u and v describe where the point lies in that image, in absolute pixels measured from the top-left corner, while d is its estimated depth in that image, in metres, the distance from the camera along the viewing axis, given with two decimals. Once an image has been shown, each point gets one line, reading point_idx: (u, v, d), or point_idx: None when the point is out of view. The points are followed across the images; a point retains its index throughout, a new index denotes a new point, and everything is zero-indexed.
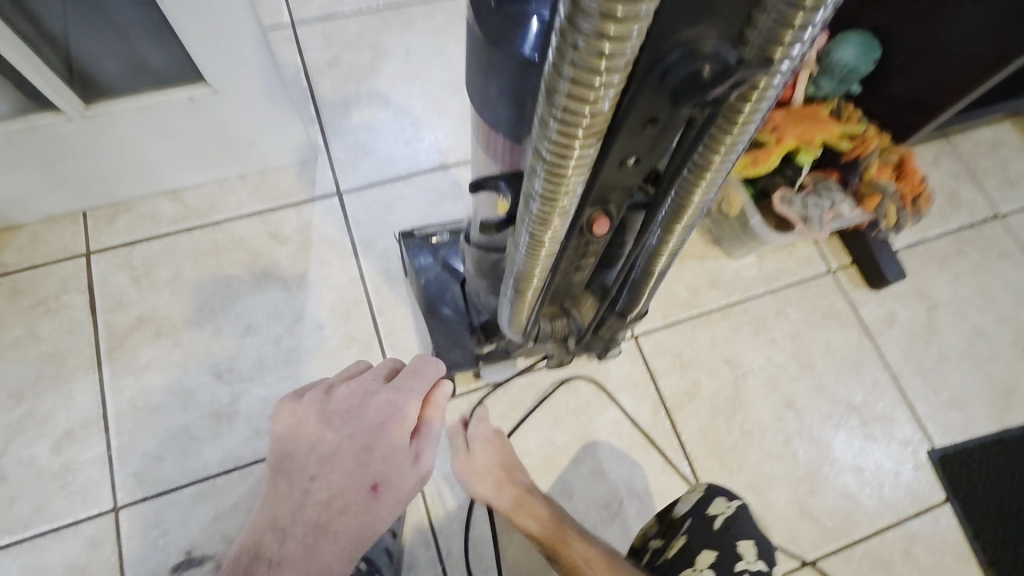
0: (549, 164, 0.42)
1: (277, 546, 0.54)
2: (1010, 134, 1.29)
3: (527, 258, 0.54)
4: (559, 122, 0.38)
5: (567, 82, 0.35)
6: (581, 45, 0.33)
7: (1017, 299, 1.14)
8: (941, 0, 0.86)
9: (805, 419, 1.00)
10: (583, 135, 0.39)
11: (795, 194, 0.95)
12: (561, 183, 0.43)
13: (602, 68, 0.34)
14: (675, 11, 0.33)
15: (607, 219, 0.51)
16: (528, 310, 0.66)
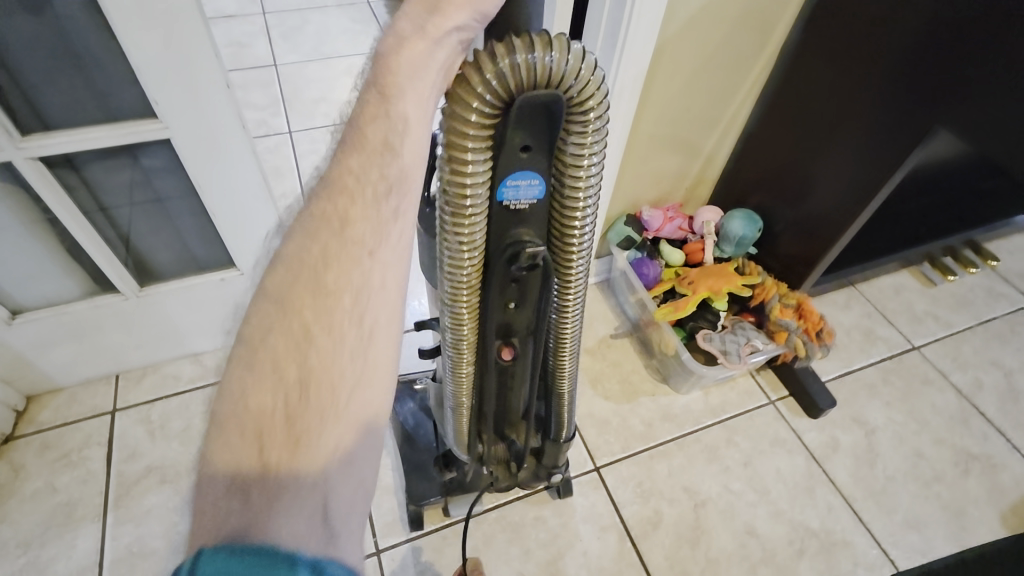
0: (450, 309, 0.60)
1: (259, 439, 0.30)
2: (909, 280, 1.53)
3: (454, 379, 0.68)
4: (449, 284, 0.57)
5: (449, 261, 0.55)
6: (450, 238, 0.53)
7: (948, 421, 1.25)
8: (798, 185, 1.14)
9: (767, 544, 1.05)
10: (466, 289, 0.58)
11: (716, 333, 1.14)
12: (460, 320, 0.61)
13: (464, 251, 0.53)
14: (502, 219, 0.53)
15: (511, 348, 0.66)
16: (468, 434, 0.76)
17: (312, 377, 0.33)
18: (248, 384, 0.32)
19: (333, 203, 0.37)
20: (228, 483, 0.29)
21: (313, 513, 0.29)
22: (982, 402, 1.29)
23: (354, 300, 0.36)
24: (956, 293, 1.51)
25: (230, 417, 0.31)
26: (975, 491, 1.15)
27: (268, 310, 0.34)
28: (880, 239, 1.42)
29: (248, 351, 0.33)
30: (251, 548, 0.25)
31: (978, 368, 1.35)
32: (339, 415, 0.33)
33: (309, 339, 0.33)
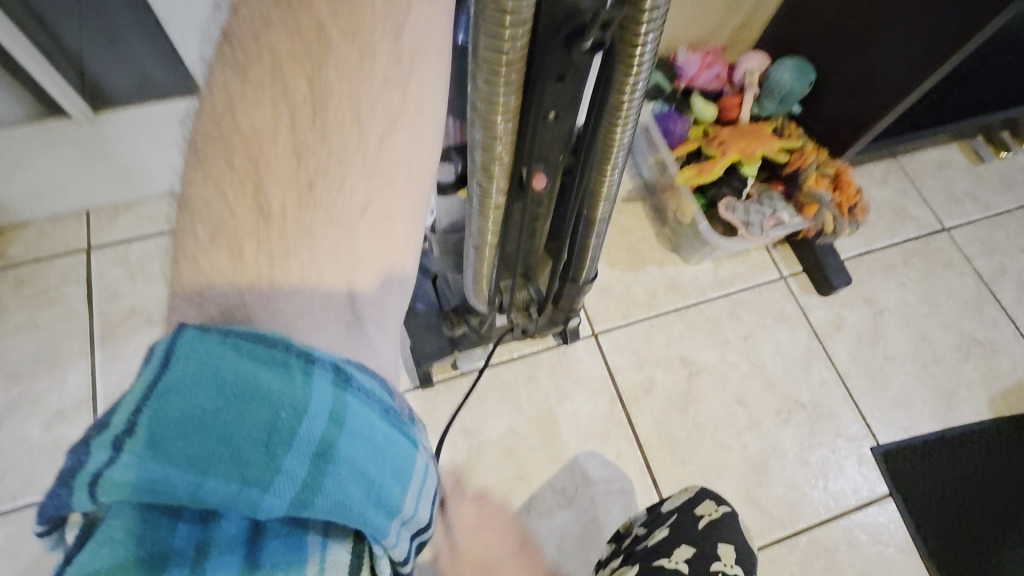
0: (482, 116, 0.45)
1: (255, 181, 0.27)
2: (956, 155, 1.38)
3: (478, 213, 0.57)
4: (484, 76, 0.42)
5: (485, 41, 0.39)
6: (488, 0, 0.37)
7: (961, 307, 1.21)
8: (864, 32, 0.96)
9: (755, 414, 1.06)
10: (505, 87, 0.42)
11: (739, 203, 1.03)
12: (494, 135, 0.47)
13: (506, 26, 0.38)
14: None
15: (546, 174, 0.53)
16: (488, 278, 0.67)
17: (327, 100, 0.28)
18: (238, 94, 0.27)
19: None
20: (217, 233, 0.27)
21: (332, 289, 0.29)
22: (1000, 289, 1.24)
23: (388, 4, 0.29)
24: (1003, 172, 1.37)
25: (219, 142, 0.27)
26: (970, 376, 1.15)
27: (267, 4, 0.28)
28: (940, 105, 1.25)
29: (237, 55, 0.27)
30: (246, 333, 0.25)
31: (1006, 254, 1.28)
32: (361, 161, 0.29)
33: (322, 56, 0.28)
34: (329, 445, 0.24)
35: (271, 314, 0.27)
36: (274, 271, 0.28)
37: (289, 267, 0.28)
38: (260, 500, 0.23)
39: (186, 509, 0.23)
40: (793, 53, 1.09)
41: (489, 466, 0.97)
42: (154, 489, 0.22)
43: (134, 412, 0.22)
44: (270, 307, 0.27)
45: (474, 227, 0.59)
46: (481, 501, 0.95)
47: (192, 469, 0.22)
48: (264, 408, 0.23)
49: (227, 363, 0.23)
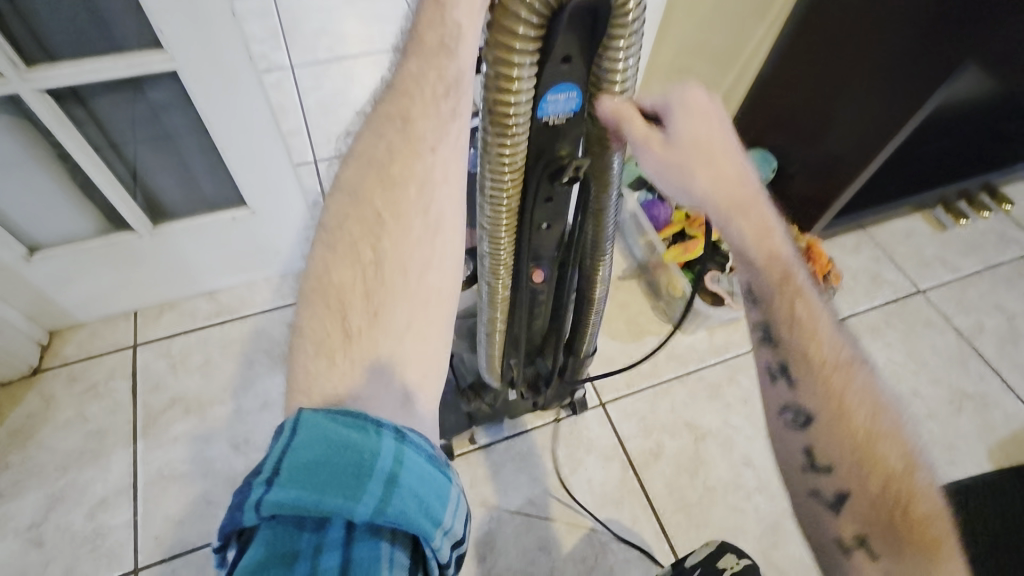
0: (489, 234, 0.54)
1: (342, 312, 0.37)
2: (920, 223, 1.52)
3: (489, 305, 0.64)
4: (490, 207, 0.51)
5: (489, 176, 0.49)
6: (487, 158, 0.47)
7: (946, 363, 1.28)
8: (816, 125, 1.12)
9: (762, 474, 1.10)
10: (506, 212, 0.52)
11: (723, 275, 1.15)
12: (499, 244, 0.55)
13: (506, 167, 0.47)
14: (539, 133, 0.47)
15: (543, 269, 0.62)
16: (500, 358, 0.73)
17: (385, 258, 0.38)
18: (331, 263, 0.38)
19: (394, 102, 0.40)
20: (318, 347, 0.36)
21: (393, 382, 0.36)
22: (981, 344, 1.32)
23: (419, 192, 0.40)
24: (966, 238, 1.50)
25: (320, 290, 0.37)
26: (966, 428, 1.19)
27: (343, 199, 0.39)
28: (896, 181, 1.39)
29: (328, 234, 0.38)
30: (341, 409, 0.32)
31: (981, 312, 1.37)
32: (409, 297, 0.38)
33: (379, 231, 0.38)
34: (399, 477, 0.31)
35: (354, 401, 0.34)
36: (355, 375, 0.35)
37: (363, 371, 0.36)
38: (357, 505, 0.29)
39: (308, 519, 0.29)
40: (759, 144, 1.26)
41: (509, 537, 1.00)
42: (293, 508, 0.29)
43: (272, 464, 0.30)
44: (350, 390, 0.34)
45: (486, 315, 0.66)
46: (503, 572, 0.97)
47: (314, 490, 0.29)
48: (355, 452, 0.30)
49: (331, 426, 0.31)
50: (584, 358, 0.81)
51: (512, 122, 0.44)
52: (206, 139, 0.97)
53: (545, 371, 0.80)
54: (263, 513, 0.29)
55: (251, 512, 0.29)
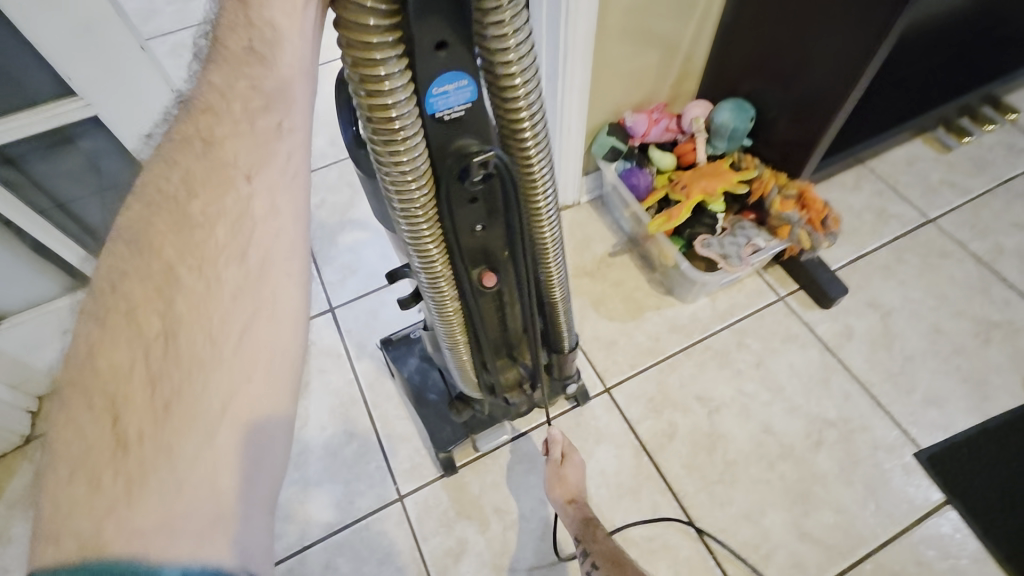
0: (414, 245, 0.49)
1: (115, 407, 0.28)
2: (921, 148, 1.42)
3: (442, 320, 0.60)
4: (404, 217, 0.46)
5: (393, 188, 0.44)
6: (386, 167, 0.42)
7: (967, 293, 1.20)
8: (788, 63, 1.04)
9: (784, 440, 1.04)
10: (425, 219, 0.47)
11: (714, 238, 1.07)
12: (429, 257, 0.51)
13: (408, 176, 0.43)
14: (438, 133, 0.43)
15: (494, 272, 0.55)
16: (476, 369, 0.70)
17: (179, 325, 0.30)
18: (97, 342, 0.30)
19: (195, 122, 0.35)
20: (76, 468, 0.27)
21: (198, 498, 0.28)
22: (1004, 267, 1.23)
23: (230, 232, 0.33)
24: (974, 155, 1.40)
25: (84, 382, 0.29)
26: (998, 359, 1.12)
27: (123, 252, 0.32)
28: (889, 108, 1.31)
29: (100, 303, 0.31)
30: (103, 560, 0.24)
31: (1000, 233, 1.28)
32: (219, 376, 0.31)
33: (171, 294, 0.31)
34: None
35: (127, 536, 0.26)
36: (132, 501, 0.27)
37: (150, 492, 0.27)
38: None
39: None
40: (733, 94, 1.17)
41: (527, 543, 0.96)
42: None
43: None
44: (122, 528, 0.26)
45: (444, 330, 0.62)
46: None
47: None
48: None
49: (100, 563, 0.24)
50: (569, 352, 0.74)
51: (398, 125, 0.40)
52: None
53: (528, 371, 0.73)
54: None
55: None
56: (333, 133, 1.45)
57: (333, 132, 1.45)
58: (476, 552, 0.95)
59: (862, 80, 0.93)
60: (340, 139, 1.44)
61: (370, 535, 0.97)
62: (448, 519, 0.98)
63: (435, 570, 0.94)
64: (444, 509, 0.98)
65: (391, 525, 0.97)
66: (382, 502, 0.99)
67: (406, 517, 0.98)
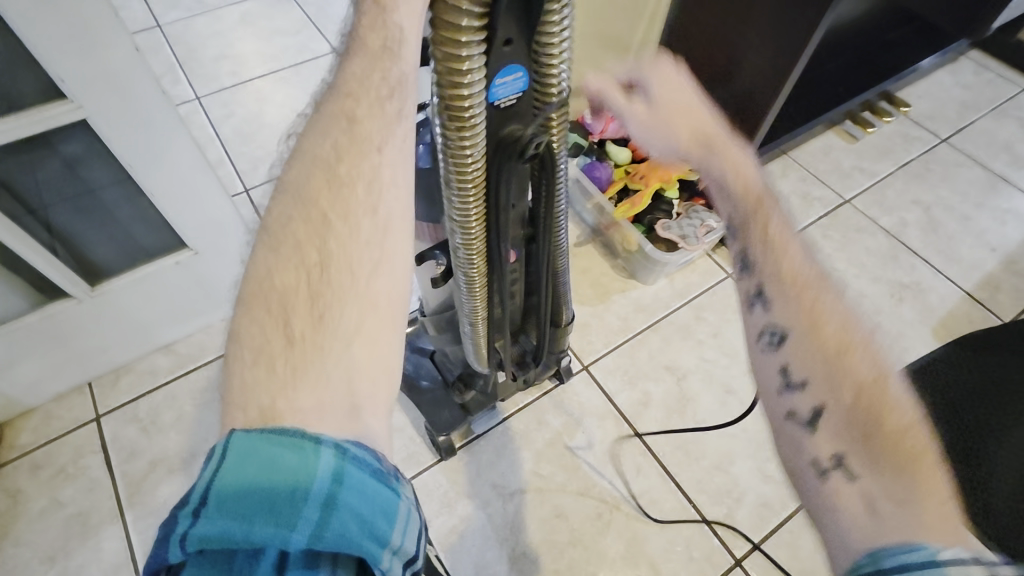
0: (460, 226, 0.55)
1: (284, 318, 0.31)
2: (834, 139, 1.62)
3: (469, 297, 0.66)
4: (458, 200, 0.52)
5: (454, 169, 0.50)
6: (451, 150, 0.48)
7: (881, 261, 1.39)
8: (728, 63, 1.17)
9: (744, 399, 1.17)
10: (474, 202, 0.53)
11: (673, 221, 1.20)
12: (472, 237, 0.57)
13: (469, 157, 0.48)
14: (494, 119, 0.49)
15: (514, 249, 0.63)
16: (488, 346, 0.76)
17: (331, 258, 0.33)
18: (273, 265, 0.32)
19: (339, 104, 0.36)
20: (258, 355, 0.30)
21: (339, 390, 0.31)
22: (907, 237, 1.43)
23: (367, 191, 0.35)
24: (876, 143, 1.62)
25: (259, 293, 0.31)
26: (910, 315, 1.30)
27: (286, 202, 0.33)
28: (807, 103, 1.48)
29: (268, 234, 0.33)
30: (277, 427, 0.28)
31: (902, 209, 1.49)
32: (358, 295, 0.33)
33: (325, 234, 0.33)
34: (338, 498, 0.27)
35: (295, 411, 0.29)
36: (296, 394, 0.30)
37: (302, 383, 0.30)
38: (288, 537, 0.26)
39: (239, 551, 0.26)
40: None
41: (524, 513, 1.02)
42: (220, 541, 0.26)
43: (202, 491, 0.26)
44: (294, 405, 0.29)
45: (468, 307, 0.67)
46: (527, 548, 0.99)
47: (243, 520, 0.26)
48: (288, 477, 0.27)
49: (266, 452, 0.27)
50: (564, 328, 0.83)
51: (469, 114, 0.45)
52: (131, 188, 0.92)
53: (530, 347, 0.82)
54: (190, 549, 0.26)
55: (175, 549, 0.26)
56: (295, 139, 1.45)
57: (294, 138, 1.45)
58: (478, 527, 1.00)
59: (791, 77, 1.07)
60: None
61: None
62: (449, 500, 1.02)
63: (441, 548, 0.98)
64: (444, 491, 1.03)
65: None
66: None
67: None
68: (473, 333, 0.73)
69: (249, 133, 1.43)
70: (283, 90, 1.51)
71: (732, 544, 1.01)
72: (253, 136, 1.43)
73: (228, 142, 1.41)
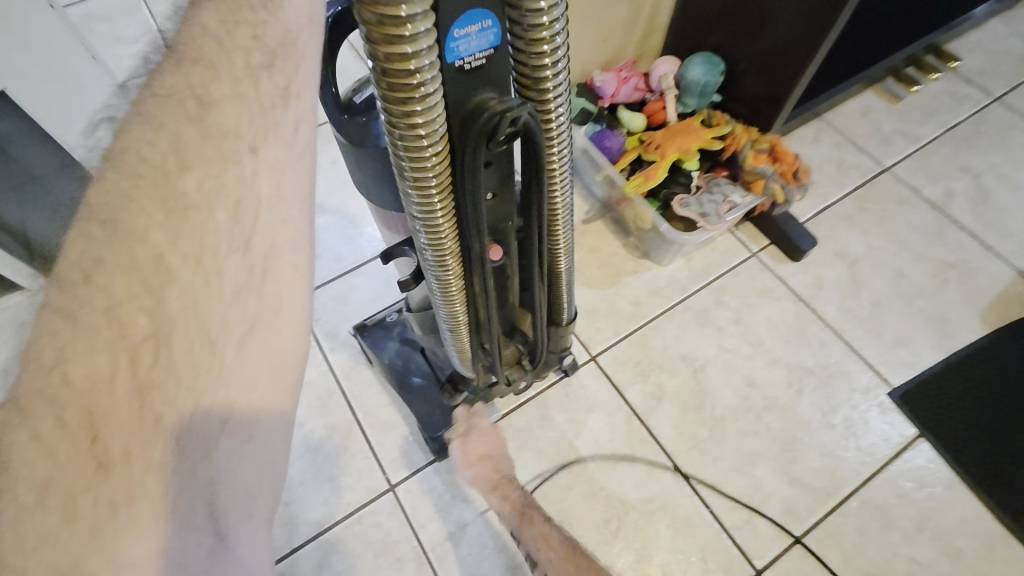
0: (423, 222, 0.44)
1: (91, 421, 0.25)
2: (873, 99, 1.45)
3: (445, 302, 0.55)
4: (416, 191, 0.42)
5: (406, 154, 0.39)
6: (399, 127, 0.37)
7: (925, 237, 1.25)
8: (757, 14, 1.02)
9: (768, 392, 1.06)
10: (439, 193, 0.42)
11: (691, 196, 1.07)
12: (439, 235, 0.46)
13: (423, 138, 0.38)
14: (459, 86, 0.38)
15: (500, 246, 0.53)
16: (474, 351, 0.66)
17: (169, 328, 0.28)
18: (70, 350, 0.25)
19: (188, 77, 0.32)
20: (44, 491, 0.24)
21: (184, 477, 0.29)
22: (955, 210, 1.29)
23: (231, 218, 0.32)
24: (921, 103, 1.45)
25: (49, 392, 0.25)
26: (955, 298, 1.17)
27: (88, 240, 0.27)
28: (847, 60, 1.32)
29: (65, 298, 0.26)
30: None
31: (949, 178, 1.33)
32: (209, 371, 0.31)
33: (162, 286, 0.28)
34: None
35: (128, 502, 0.27)
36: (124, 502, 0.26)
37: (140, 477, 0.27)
38: None
39: None
40: (697, 48, 1.16)
41: None
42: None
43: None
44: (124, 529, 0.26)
45: (446, 314, 0.57)
46: None
47: None
48: None
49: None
50: (565, 326, 0.73)
51: (417, 80, 0.35)
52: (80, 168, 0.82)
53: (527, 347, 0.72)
54: None
55: None
56: None
57: None
58: (475, 534, 0.93)
59: (833, 30, 0.93)
60: None
61: (362, 528, 0.92)
62: (444, 504, 0.95)
63: (434, 556, 0.91)
64: (438, 495, 0.95)
65: (384, 516, 0.93)
66: (372, 494, 0.95)
67: (399, 507, 0.94)
68: (455, 338, 0.63)
69: None
70: None
71: (753, 554, 0.93)
72: None
73: None
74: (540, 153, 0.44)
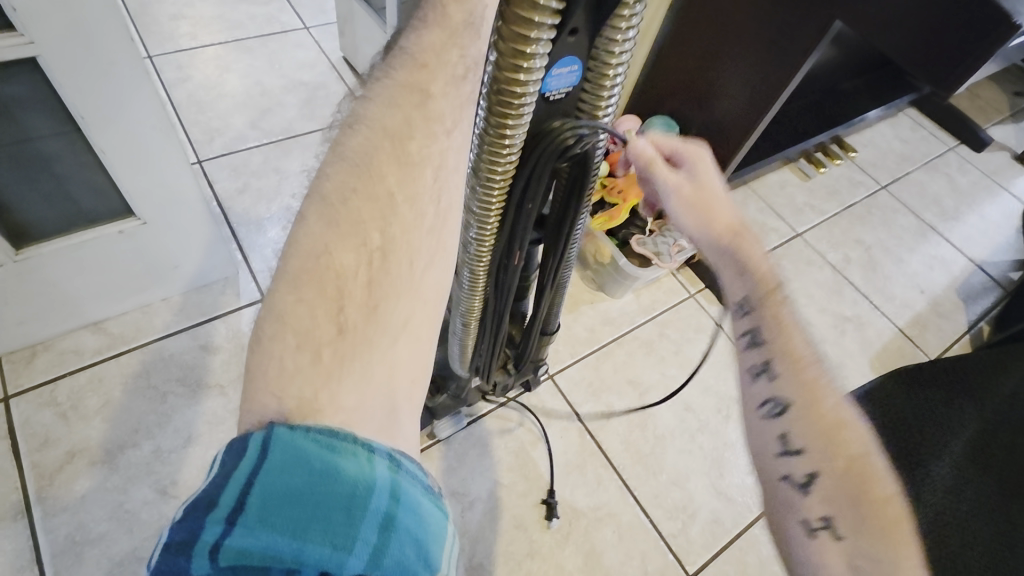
0: (478, 216, 0.51)
1: (339, 300, 0.29)
2: (790, 175, 1.71)
3: (468, 295, 0.61)
4: (482, 191, 0.49)
5: (487, 159, 0.46)
6: (491, 135, 0.45)
7: (828, 293, 1.47)
8: (708, 91, 1.21)
9: (701, 416, 1.19)
10: (500, 194, 0.50)
11: (647, 237, 1.21)
12: (487, 230, 0.53)
13: (506, 148, 0.45)
14: (543, 111, 0.48)
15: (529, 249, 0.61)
16: (473, 351, 0.72)
17: (393, 247, 0.32)
18: (332, 243, 0.30)
19: (411, 72, 0.34)
20: (302, 340, 0.28)
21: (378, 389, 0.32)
22: (851, 273, 1.53)
23: (433, 179, 0.35)
24: (826, 184, 1.72)
25: (315, 271, 0.29)
26: (851, 346, 1.39)
27: (348, 170, 0.32)
28: (772, 139, 1.56)
29: (331, 207, 0.30)
30: (323, 426, 0.27)
31: (847, 246, 1.59)
32: (409, 292, 0.34)
33: (390, 218, 0.32)
34: (396, 518, 0.27)
35: (339, 407, 0.28)
36: (344, 375, 0.29)
37: (348, 388, 0.29)
38: (345, 561, 0.25)
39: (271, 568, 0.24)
40: (656, 113, 1.33)
41: (483, 523, 0.99)
42: (261, 555, 0.24)
43: (241, 492, 0.24)
44: (336, 402, 0.28)
45: (463, 307, 0.63)
46: (483, 557, 0.96)
47: (293, 536, 0.25)
48: (348, 484, 0.26)
49: (316, 445, 0.26)
50: (547, 336, 0.82)
51: (519, 102, 0.42)
52: (79, 143, 0.82)
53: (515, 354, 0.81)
54: (222, 564, 0.23)
55: (202, 559, 0.23)
56: (255, 114, 1.33)
57: (254, 113, 1.33)
58: None
59: (766, 117, 1.13)
60: (264, 121, 1.32)
61: None
62: None
63: None
64: None
65: None
66: None
67: None
68: (463, 335, 0.68)
69: (207, 101, 1.32)
70: (246, 61, 1.41)
71: (686, 559, 1.03)
72: (210, 106, 1.32)
73: (183, 109, 1.30)
74: (586, 173, 0.54)
